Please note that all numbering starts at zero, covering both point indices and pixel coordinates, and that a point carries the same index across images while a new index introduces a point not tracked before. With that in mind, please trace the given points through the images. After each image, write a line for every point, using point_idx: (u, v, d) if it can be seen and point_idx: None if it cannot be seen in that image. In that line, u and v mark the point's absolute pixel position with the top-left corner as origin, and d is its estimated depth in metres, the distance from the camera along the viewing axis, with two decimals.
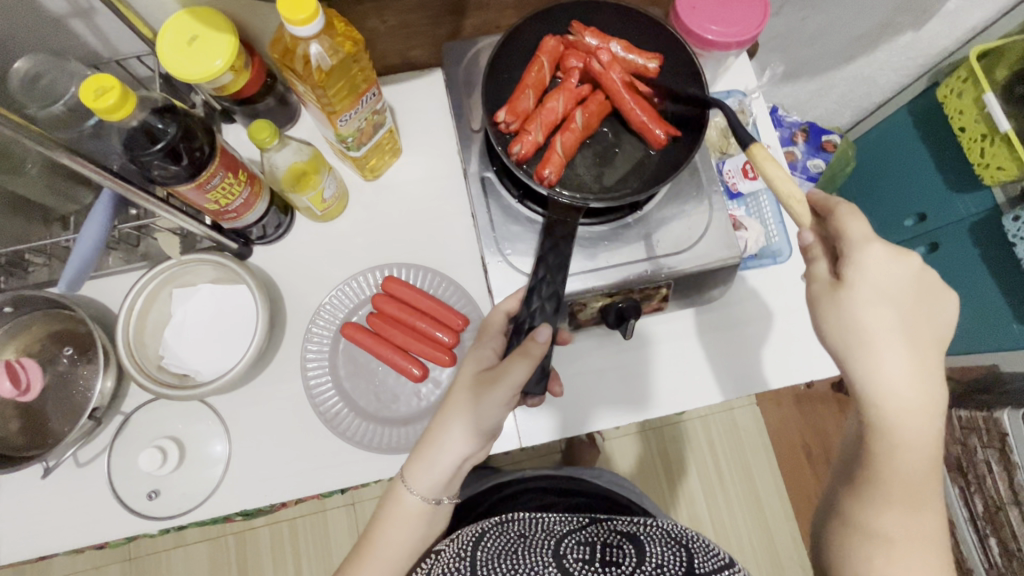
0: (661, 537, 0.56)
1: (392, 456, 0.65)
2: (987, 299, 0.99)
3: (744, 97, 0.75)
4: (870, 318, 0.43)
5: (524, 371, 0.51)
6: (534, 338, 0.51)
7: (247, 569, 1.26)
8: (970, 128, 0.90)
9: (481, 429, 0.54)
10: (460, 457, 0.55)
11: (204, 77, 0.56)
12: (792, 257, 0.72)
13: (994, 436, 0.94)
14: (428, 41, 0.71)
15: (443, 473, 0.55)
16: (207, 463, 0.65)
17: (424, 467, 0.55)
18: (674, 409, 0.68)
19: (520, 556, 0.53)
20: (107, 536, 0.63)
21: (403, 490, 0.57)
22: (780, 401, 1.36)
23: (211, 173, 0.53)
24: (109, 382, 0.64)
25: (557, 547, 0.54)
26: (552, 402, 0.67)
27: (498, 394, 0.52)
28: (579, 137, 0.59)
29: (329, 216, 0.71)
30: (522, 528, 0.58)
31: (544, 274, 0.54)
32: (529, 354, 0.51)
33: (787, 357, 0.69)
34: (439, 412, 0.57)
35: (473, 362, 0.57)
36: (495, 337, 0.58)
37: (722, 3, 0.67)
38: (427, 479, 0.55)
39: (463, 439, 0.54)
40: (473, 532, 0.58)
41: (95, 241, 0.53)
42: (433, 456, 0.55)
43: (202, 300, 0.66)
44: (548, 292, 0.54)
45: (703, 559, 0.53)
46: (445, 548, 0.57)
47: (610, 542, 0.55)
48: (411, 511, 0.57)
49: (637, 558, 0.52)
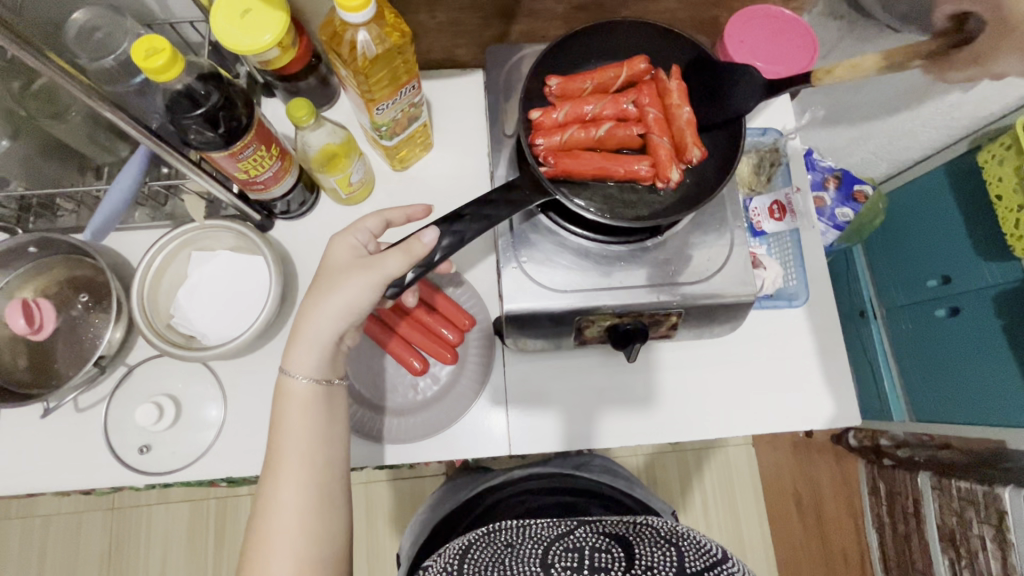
0: (650, 537, 0.56)
1: (386, 445, 0.66)
2: (1006, 370, 0.96)
3: (779, 136, 0.73)
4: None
5: (400, 264, 0.52)
6: (419, 237, 0.51)
7: (224, 533, 1.28)
8: (1007, 197, 0.89)
9: (352, 309, 0.54)
10: (341, 330, 0.55)
11: (254, 50, 0.57)
12: (807, 302, 0.71)
13: (992, 513, 0.99)
14: (474, 41, 0.73)
15: (325, 345, 0.54)
16: (200, 426, 0.66)
17: (303, 349, 0.54)
18: (667, 430, 0.68)
19: (506, 564, 0.53)
20: (96, 483, 0.65)
21: (288, 380, 0.54)
22: (776, 445, 1.39)
23: (245, 144, 0.53)
24: (119, 333, 0.65)
25: (545, 557, 0.53)
26: (551, 410, 0.68)
27: (370, 278, 0.52)
28: (588, 143, 0.57)
29: (354, 199, 0.72)
30: (509, 538, 0.59)
31: (468, 215, 0.51)
32: (409, 252, 0.51)
33: (791, 403, 0.68)
34: (309, 292, 0.55)
35: (338, 253, 0.56)
36: (363, 229, 0.58)
37: (773, 39, 0.66)
38: (311, 358, 0.54)
39: (345, 313, 0.54)
40: (461, 544, 0.59)
41: (125, 194, 0.54)
42: (311, 330, 0.54)
43: (218, 266, 0.68)
44: (459, 227, 0.52)
45: (693, 557, 0.52)
46: (432, 562, 0.56)
47: (598, 547, 0.54)
48: (297, 403, 0.54)
49: (625, 562, 0.51)
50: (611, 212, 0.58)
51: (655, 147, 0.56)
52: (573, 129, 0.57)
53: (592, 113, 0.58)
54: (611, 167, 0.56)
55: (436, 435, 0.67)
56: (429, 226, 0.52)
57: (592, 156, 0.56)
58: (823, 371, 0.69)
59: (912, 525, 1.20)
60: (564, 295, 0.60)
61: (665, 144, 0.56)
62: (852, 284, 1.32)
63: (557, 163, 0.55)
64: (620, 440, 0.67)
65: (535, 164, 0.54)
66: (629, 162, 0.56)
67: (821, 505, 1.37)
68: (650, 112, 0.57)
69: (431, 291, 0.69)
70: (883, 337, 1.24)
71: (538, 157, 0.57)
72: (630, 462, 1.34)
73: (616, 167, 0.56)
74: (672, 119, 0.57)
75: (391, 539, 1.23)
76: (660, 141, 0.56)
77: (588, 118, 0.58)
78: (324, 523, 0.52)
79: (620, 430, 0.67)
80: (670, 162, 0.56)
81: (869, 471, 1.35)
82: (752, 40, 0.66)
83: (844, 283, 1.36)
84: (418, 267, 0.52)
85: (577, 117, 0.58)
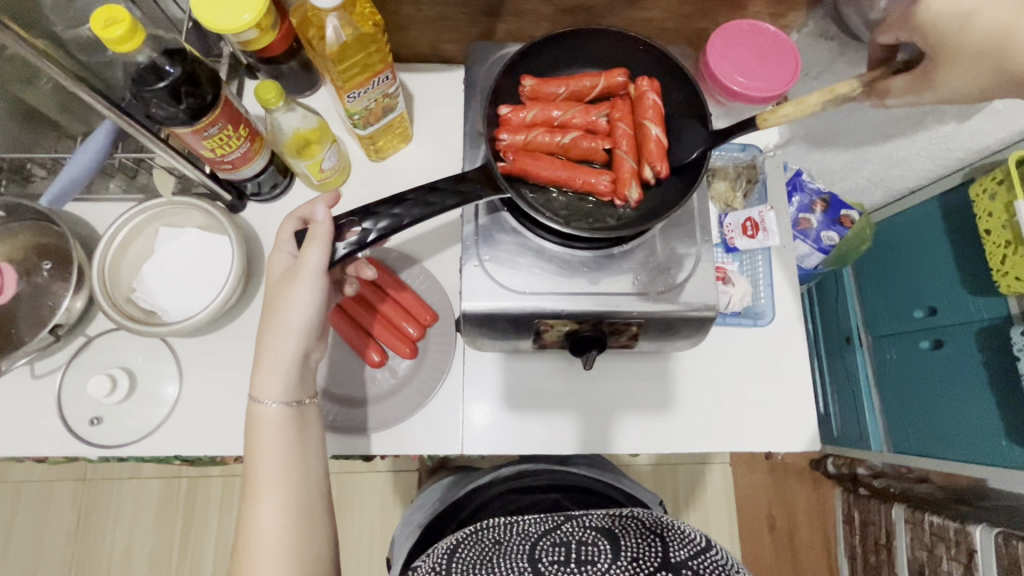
0: (636, 529, 0.57)
1: (372, 435, 0.66)
2: (980, 409, 0.96)
3: (759, 153, 0.73)
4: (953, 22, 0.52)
5: (320, 251, 0.51)
6: (315, 220, 0.52)
7: (193, 513, 1.27)
8: (995, 233, 0.88)
9: (308, 322, 0.53)
10: (304, 346, 0.54)
11: (231, 30, 0.57)
12: (773, 322, 0.70)
13: (962, 551, 0.99)
14: (460, 36, 0.73)
15: (290, 367, 0.53)
16: (155, 402, 0.66)
17: (268, 373, 0.53)
18: (684, 429, 0.67)
19: (494, 561, 0.52)
20: (46, 451, 0.65)
21: (258, 408, 0.53)
22: (754, 466, 1.38)
23: (211, 121, 0.54)
24: (78, 302, 0.65)
25: (532, 551, 0.53)
26: (564, 414, 0.68)
27: (305, 282, 0.52)
28: (551, 148, 0.57)
29: (327, 186, 0.71)
30: (498, 535, 0.57)
31: (411, 199, 0.49)
32: (317, 236, 0.51)
33: (754, 424, 0.68)
34: (266, 319, 0.54)
35: (274, 270, 0.56)
36: (287, 242, 0.56)
37: (758, 55, 0.66)
38: (278, 382, 0.53)
39: (302, 330, 0.53)
40: (448, 544, 0.57)
41: (87, 166, 0.54)
42: (273, 356, 0.53)
43: (184, 244, 0.67)
44: (400, 210, 0.49)
45: (677, 547, 0.53)
46: (421, 563, 0.56)
47: (585, 540, 0.55)
48: (270, 429, 0.53)
49: (611, 554, 0.52)
50: (570, 221, 0.57)
51: (619, 162, 0.55)
52: (538, 131, 0.57)
53: (561, 119, 0.58)
54: (571, 176, 0.56)
55: (391, 428, 0.66)
56: (320, 206, 0.53)
57: (552, 162, 0.56)
58: (789, 394, 0.69)
59: (883, 556, 1.19)
60: (522, 297, 0.60)
61: (628, 160, 0.55)
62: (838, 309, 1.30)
63: (515, 161, 0.56)
64: (572, 446, 0.67)
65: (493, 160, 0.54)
66: (590, 174, 0.56)
67: (795, 529, 1.36)
68: (620, 126, 0.56)
69: (394, 283, 0.69)
70: (867, 366, 1.22)
71: (500, 153, 0.57)
72: None
73: (573, 176, 0.56)
74: (642, 137, 0.56)
75: (358, 532, 1.22)
76: (624, 156, 0.55)
77: (556, 123, 0.58)
78: (307, 542, 0.53)
79: (635, 437, 0.67)
80: (629, 179, 0.55)
81: (844, 500, 1.34)
82: (738, 54, 0.66)
83: (832, 307, 1.33)
84: (353, 243, 0.51)
85: (545, 120, 0.57)
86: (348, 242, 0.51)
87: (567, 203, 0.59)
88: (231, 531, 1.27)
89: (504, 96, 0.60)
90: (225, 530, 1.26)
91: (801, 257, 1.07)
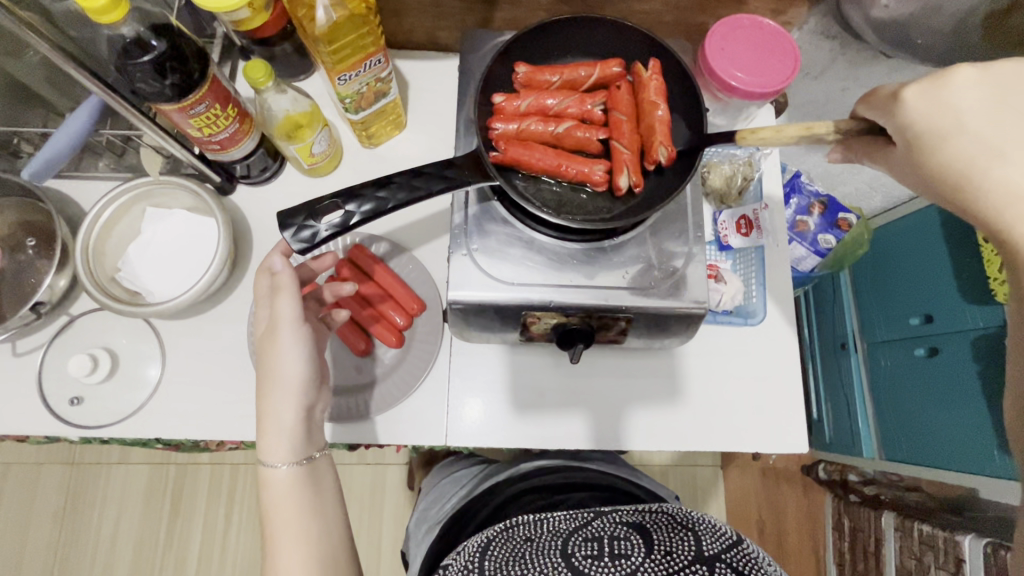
0: (666, 523, 0.55)
1: (376, 419, 0.66)
2: (972, 417, 0.95)
3: (755, 151, 0.72)
4: (943, 109, 0.43)
5: (291, 302, 0.55)
6: (275, 270, 0.56)
7: (180, 500, 1.27)
8: (994, 240, 0.87)
9: (304, 378, 0.56)
10: (304, 402, 0.56)
11: (222, 8, 0.56)
12: (765, 322, 0.69)
13: (949, 560, 0.99)
14: (456, 24, 0.72)
15: (292, 428, 0.55)
16: (136, 384, 0.65)
17: (271, 436, 0.55)
18: (695, 422, 0.67)
19: (528, 560, 0.51)
20: (25, 430, 0.64)
21: (269, 471, 0.55)
22: (745, 470, 1.37)
23: (197, 99, 0.53)
24: (62, 280, 0.64)
25: (564, 546, 0.52)
26: (575, 413, 0.67)
27: (286, 336, 0.55)
28: (544, 137, 0.56)
29: (318, 171, 0.71)
30: (528, 532, 0.56)
31: (397, 183, 0.48)
32: (283, 287, 0.56)
33: (744, 425, 0.67)
34: (263, 384, 0.56)
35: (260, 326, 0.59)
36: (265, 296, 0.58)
37: (755, 50, 0.65)
38: (283, 443, 0.55)
39: (297, 390, 0.55)
40: (480, 541, 0.56)
41: (71, 141, 0.53)
42: (274, 419, 0.55)
43: (170, 226, 0.67)
44: (385, 193, 0.48)
45: (710, 541, 0.51)
46: (452, 561, 0.55)
47: (617, 535, 0.53)
48: (284, 489, 0.55)
49: (645, 547, 0.51)
50: (562, 213, 0.57)
51: (615, 151, 0.55)
52: (532, 119, 0.56)
53: (556, 108, 0.57)
54: (565, 166, 0.55)
55: (375, 418, 0.66)
56: (275, 254, 0.57)
57: (546, 151, 0.55)
58: (780, 396, 0.68)
59: (872, 564, 1.18)
60: (511, 288, 0.59)
61: (625, 150, 0.54)
62: (836, 315, 1.29)
63: (507, 150, 0.55)
64: (558, 441, 0.66)
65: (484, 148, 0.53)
66: (585, 164, 0.55)
67: (784, 535, 1.36)
68: (617, 116, 0.55)
69: (371, 262, 0.68)
70: (862, 372, 1.21)
71: (492, 142, 0.56)
72: None
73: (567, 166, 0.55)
74: (640, 127, 0.55)
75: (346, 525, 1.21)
76: (621, 147, 0.54)
77: (551, 112, 0.57)
78: None
79: (645, 426, 0.67)
80: (627, 170, 0.54)
81: (835, 506, 1.33)
82: (737, 50, 0.65)
83: (828, 311, 1.32)
84: (334, 224, 0.48)
85: (539, 109, 0.56)
86: (329, 224, 0.48)
87: (560, 194, 0.58)
88: (218, 519, 1.26)
89: (497, 83, 0.59)
90: (212, 518, 1.26)
91: (796, 259, 1.04)
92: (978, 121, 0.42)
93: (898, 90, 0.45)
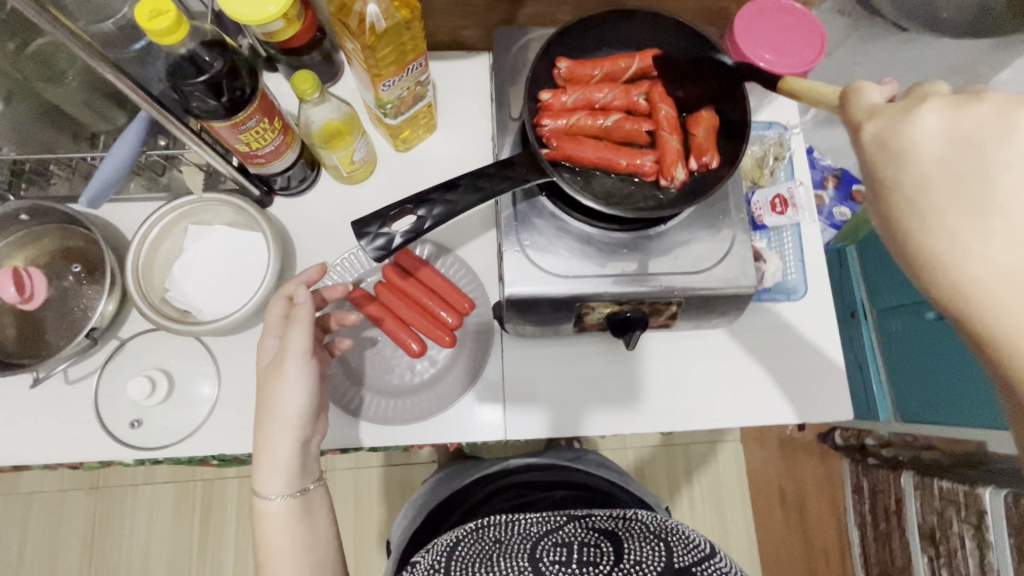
0: (639, 531, 0.55)
1: (360, 427, 0.66)
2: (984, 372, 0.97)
3: (783, 131, 0.75)
4: (891, 157, 0.34)
5: (303, 336, 0.57)
6: (297, 302, 0.58)
7: (210, 515, 1.27)
8: None
9: (304, 409, 0.57)
10: (300, 435, 0.57)
11: (255, 20, 0.54)
12: (807, 295, 0.72)
13: (972, 512, 1.01)
14: (481, 22, 0.72)
15: (286, 463, 0.56)
16: (194, 402, 0.66)
17: (267, 469, 0.56)
18: (741, 399, 0.69)
19: (493, 561, 0.51)
20: (85, 456, 0.64)
21: (263, 503, 0.57)
22: (763, 442, 1.41)
23: (249, 114, 0.53)
24: (111, 305, 0.64)
25: (532, 550, 0.52)
26: (629, 399, 0.69)
27: (290, 368, 0.56)
28: (593, 131, 0.57)
29: (355, 178, 0.71)
30: (498, 533, 0.56)
31: (464, 185, 0.49)
32: (299, 320, 0.57)
33: (794, 396, 0.69)
34: (259, 419, 0.57)
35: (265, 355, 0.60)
36: (279, 326, 0.60)
37: (781, 31, 0.66)
38: (278, 478, 0.56)
39: (293, 424, 0.56)
40: (448, 540, 0.57)
41: (124, 161, 0.53)
42: (269, 453, 0.56)
43: (216, 240, 0.67)
44: (452, 196, 0.49)
45: (681, 552, 0.52)
46: (421, 558, 0.56)
47: (587, 542, 0.54)
48: (278, 522, 0.57)
49: (614, 555, 0.51)
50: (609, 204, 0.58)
51: (663, 142, 0.56)
52: (581, 114, 0.57)
53: (602, 101, 0.58)
54: (616, 158, 0.56)
55: (435, 418, 0.67)
56: (302, 287, 0.59)
57: (596, 144, 0.56)
58: (821, 365, 0.70)
59: (894, 522, 1.22)
60: (566, 281, 0.60)
61: (673, 141, 0.56)
62: (844, 286, 1.33)
63: (560, 146, 0.56)
64: (616, 427, 0.68)
65: (537, 147, 0.54)
66: (634, 156, 0.56)
67: (805, 500, 1.40)
68: (663, 108, 0.57)
69: (416, 262, 0.69)
70: (874, 338, 1.24)
71: (543, 140, 0.57)
72: (621, 454, 1.37)
73: (618, 158, 0.56)
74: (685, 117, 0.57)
75: (385, 525, 1.23)
76: (669, 137, 0.56)
77: (598, 106, 0.58)
78: None
79: (612, 424, 0.68)
80: (677, 159, 0.56)
81: (852, 469, 1.37)
82: (762, 32, 0.66)
83: (838, 285, 1.35)
84: (407, 231, 0.49)
85: (587, 103, 0.58)
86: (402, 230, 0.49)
87: (608, 184, 0.59)
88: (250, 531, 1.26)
89: (540, 80, 0.60)
90: (243, 531, 1.26)
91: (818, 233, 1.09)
92: (921, 180, 0.32)
93: (860, 123, 0.36)
